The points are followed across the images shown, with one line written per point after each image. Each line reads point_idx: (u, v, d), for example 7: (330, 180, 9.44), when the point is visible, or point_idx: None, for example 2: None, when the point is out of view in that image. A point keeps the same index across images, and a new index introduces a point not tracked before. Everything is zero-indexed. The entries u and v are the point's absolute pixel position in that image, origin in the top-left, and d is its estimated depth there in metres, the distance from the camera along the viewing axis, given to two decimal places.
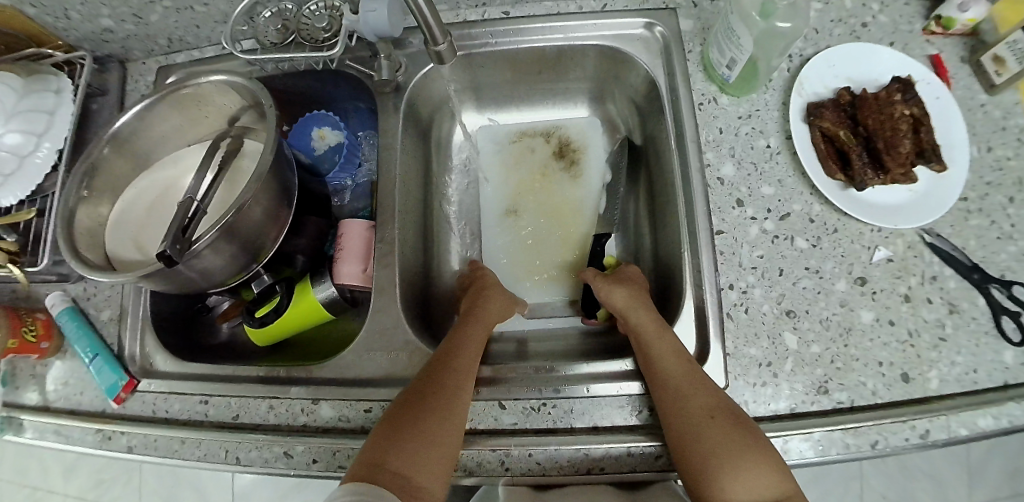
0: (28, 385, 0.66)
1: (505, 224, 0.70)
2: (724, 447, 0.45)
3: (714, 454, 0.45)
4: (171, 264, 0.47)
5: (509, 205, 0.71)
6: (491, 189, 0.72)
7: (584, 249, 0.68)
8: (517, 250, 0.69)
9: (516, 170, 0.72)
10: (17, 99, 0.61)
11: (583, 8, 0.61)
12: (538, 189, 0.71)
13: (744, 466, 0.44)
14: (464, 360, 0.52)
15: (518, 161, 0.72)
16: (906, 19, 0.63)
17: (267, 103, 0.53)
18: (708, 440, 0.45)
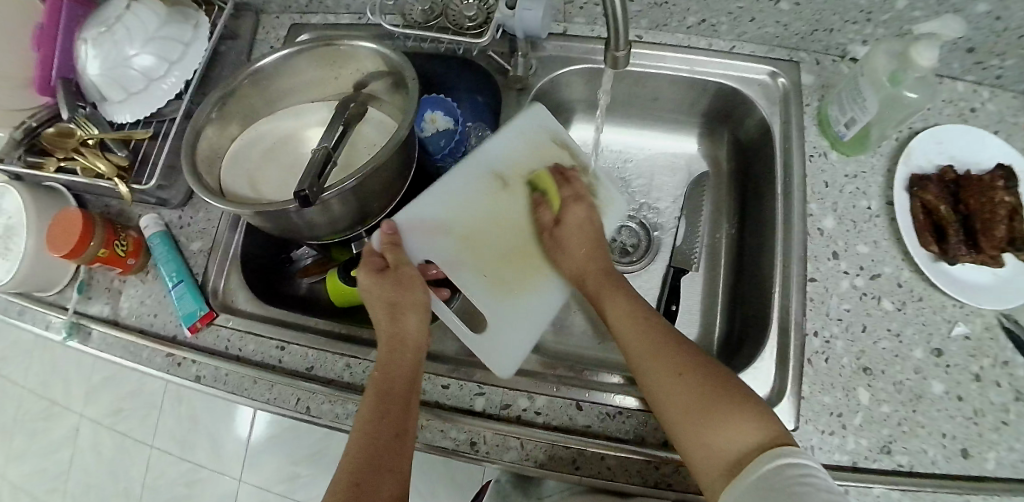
0: (101, 296, 0.67)
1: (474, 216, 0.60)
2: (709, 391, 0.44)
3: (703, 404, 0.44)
4: (306, 205, 0.49)
5: (491, 193, 0.62)
6: (484, 176, 0.62)
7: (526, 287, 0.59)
8: (462, 242, 0.60)
9: (528, 169, 0.63)
10: (158, 26, 0.63)
11: (712, 46, 0.65)
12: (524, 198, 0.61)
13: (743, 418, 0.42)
14: (396, 396, 0.49)
15: (534, 163, 0.62)
16: (1013, 112, 0.65)
17: (410, 75, 0.56)
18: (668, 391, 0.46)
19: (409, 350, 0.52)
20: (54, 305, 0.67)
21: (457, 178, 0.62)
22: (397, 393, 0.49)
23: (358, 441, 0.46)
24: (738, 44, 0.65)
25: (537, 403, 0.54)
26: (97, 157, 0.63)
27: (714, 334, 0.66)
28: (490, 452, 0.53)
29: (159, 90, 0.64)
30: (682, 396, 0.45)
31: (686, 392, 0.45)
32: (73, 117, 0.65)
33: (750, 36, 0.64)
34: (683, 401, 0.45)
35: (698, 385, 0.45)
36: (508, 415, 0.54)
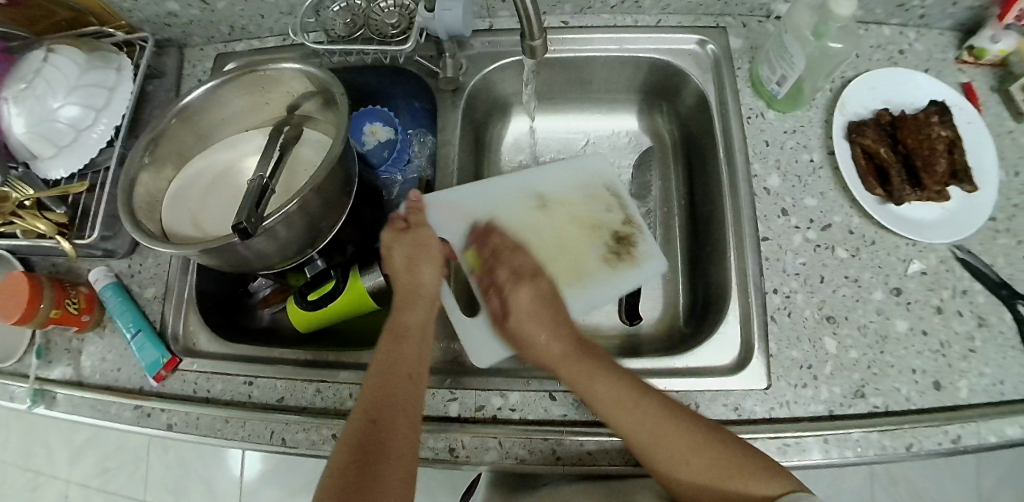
0: (61, 358, 0.65)
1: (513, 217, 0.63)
2: (719, 467, 0.45)
3: (675, 450, 0.46)
4: (247, 237, 0.48)
5: (531, 209, 0.64)
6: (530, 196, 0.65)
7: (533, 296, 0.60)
8: (480, 237, 0.62)
9: (577, 202, 0.64)
10: (79, 73, 0.62)
11: (639, 22, 0.65)
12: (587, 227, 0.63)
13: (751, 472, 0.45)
14: (409, 349, 0.50)
15: (582, 198, 0.64)
16: (940, 49, 0.67)
17: (338, 91, 0.55)
18: (670, 465, 0.47)
19: (420, 304, 0.53)
20: (15, 374, 0.65)
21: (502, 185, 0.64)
22: (413, 346, 0.50)
23: (373, 389, 0.47)
24: (663, 18, 0.65)
25: (511, 399, 0.54)
26: (37, 218, 0.61)
27: (681, 304, 0.67)
28: (471, 455, 0.52)
29: (89, 141, 0.62)
30: (695, 464, 0.46)
31: (708, 470, 0.46)
32: (7, 179, 0.61)
33: (675, 8, 0.64)
34: (703, 466, 0.46)
35: (712, 457, 0.45)
36: (483, 416, 0.54)
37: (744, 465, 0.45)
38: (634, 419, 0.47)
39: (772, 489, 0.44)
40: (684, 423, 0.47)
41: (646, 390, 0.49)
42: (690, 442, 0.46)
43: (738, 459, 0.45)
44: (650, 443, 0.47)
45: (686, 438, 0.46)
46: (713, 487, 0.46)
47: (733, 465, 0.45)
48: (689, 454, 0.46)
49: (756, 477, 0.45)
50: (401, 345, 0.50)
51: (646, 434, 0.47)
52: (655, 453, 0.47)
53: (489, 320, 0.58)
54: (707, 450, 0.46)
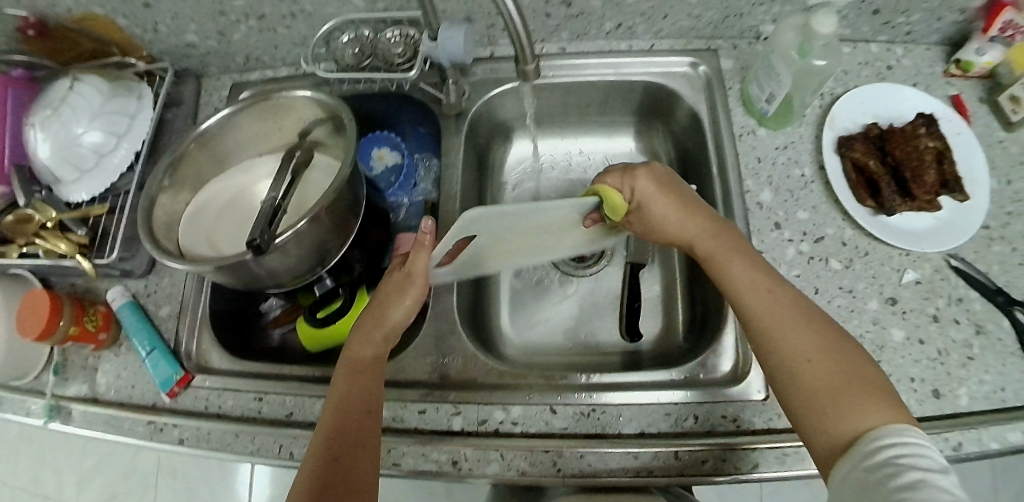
0: (77, 375, 0.67)
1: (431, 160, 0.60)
2: (842, 387, 0.41)
3: (811, 347, 0.43)
4: (260, 253, 0.51)
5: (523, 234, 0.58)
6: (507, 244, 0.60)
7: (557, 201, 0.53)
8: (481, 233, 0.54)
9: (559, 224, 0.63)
10: (102, 101, 0.65)
11: (633, 47, 0.68)
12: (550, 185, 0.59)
13: (862, 401, 0.40)
14: (363, 376, 0.51)
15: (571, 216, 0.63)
16: (927, 64, 0.69)
17: (346, 117, 0.58)
18: (785, 330, 0.45)
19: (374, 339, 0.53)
20: (31, 391, 0.67)
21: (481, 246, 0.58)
22: (369, 375, 0.51)
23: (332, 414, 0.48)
24: (656, 42, 0.68)
25: (513, 413, 0.56)
26: (58, 238, 0.64)
27: (680, 317, 0.68)
28: (473, 467, 0.53)
29: (110, 164, 0.66)
30: (817, 363, 0.43)
31: (830, 377, 0.42)
32: (30, 200, 0.64)
33: (668, 32, 0.67)
34: (819, 371, 0.42)
35: (837, 366, 0.42)
36: (486, 429, 0.55)
37: (867, 395, 0.40)
38: (765, 300, 0.47)
39: (870, 422, 0.39)
40: (818, 327, 0.45)
41: (783, 283, 0.49)
42: (819, 339, 0.44)
43: (865, 381, 0.41)
44: (782, 316, 0.46)
45: (819, 332, 0.44)
46: (807, 404, 0.42)
47: (862, 391, 0.41)
48: (815, 358, 0.43)
49: (864, 403, 0.40)
50: (356, 374, 0.51)
51: (774, 317, 0.46)
52: (778, 327, 0.45)
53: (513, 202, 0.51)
54: (837, 363, 0.42)
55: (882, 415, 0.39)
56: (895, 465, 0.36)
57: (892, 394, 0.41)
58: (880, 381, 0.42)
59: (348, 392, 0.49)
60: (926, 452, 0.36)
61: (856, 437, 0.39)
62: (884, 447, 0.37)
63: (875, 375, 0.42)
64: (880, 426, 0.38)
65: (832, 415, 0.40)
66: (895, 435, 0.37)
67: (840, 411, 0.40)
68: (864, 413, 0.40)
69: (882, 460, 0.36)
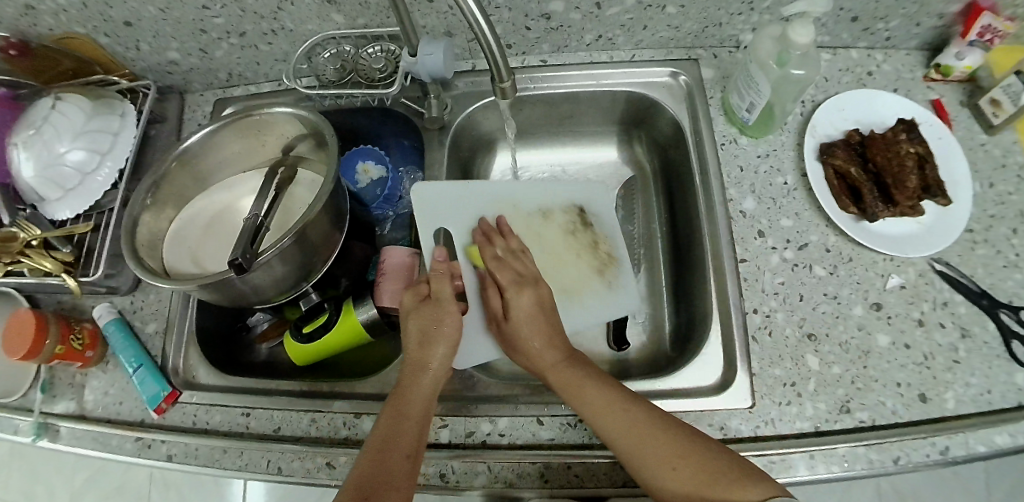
0: (65, 393, 0.67)
1: (420, 207, 0.63)
2: (711, 480, 0.44)
3: (638, 440, 0.47)
4: (241, 272, 0.51)
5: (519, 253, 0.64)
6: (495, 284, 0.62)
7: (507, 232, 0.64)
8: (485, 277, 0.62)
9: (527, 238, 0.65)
10: (85, 121, 0.65)
11: (614, 58, 0.68)
12: (534, 210, 0.66)
13: (729, 482, 0.43)
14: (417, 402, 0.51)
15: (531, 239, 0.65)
16: (907, 68, 0.69)
17: (329, 133, 0.59)
18: (642, 466, 0.46)
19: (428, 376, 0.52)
20: (18, 408, 0.67)
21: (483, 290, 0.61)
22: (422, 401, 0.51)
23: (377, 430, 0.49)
24: (637, 52, 0.68)
25: (500, 425, 0.55)
26: (43, 257, 0.63)
27: (668, 323, 0.68)
28: (460, 480, 0.53)
29: (95, 183, 0.66)
30: (675, 473, 0.45)
31: (684, 480, 0.45)
32: (14, 219, 0.64)
33: (648, 43, 0.67)
34: (681, 476, 0.45)
35: (692, 468, 0.45)
36: (473, 441, 0.55)
37: (732, 483, 0.43)
38: (607, 394, 0.50)
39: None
40: (664, 434, 0.47)
41: (636, 398, 0.50)
42: (665, 448, 0.46)
43: (721, 475, 0.44)
44: (642, 432, 0.47)
45: (653, 425, 0.48)
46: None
47: (704, 469, 0.45)
48: (673, 463, 0.45)
49: (732, 487, 0.43)
50: (408, 400, 0.51)
51: (620, 429, 0.48)
52: (636, 450, 0.47)
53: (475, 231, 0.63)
54: (700, 467, 0.45)
55: (750, 493, 0.42)
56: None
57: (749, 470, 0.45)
58: (737, 465, 0.45)
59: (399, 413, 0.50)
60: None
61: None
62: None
63: (730, 462, 0.45)
64: (765, 500, 0.42)
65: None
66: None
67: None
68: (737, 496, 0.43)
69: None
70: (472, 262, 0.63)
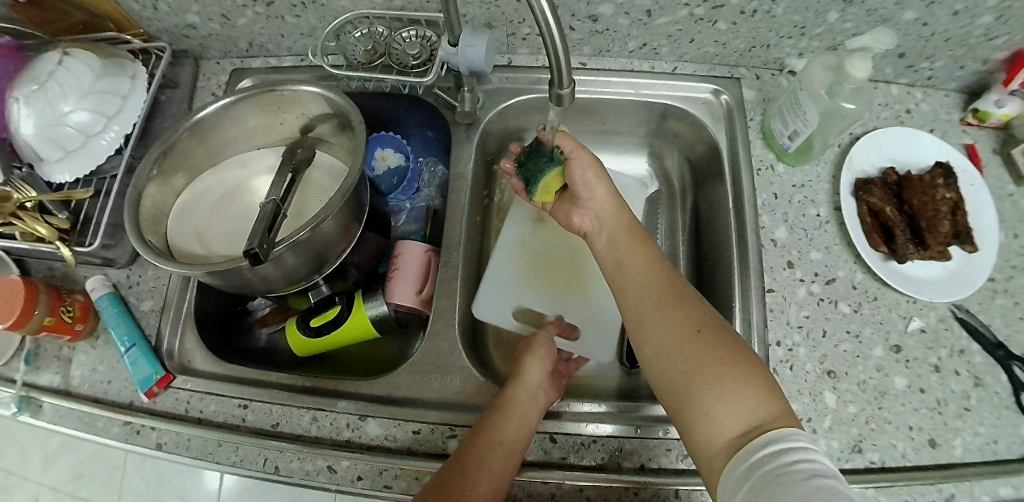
0: (50, 366, 0.63)
1: (487, 309, 0.64)
2: (710, 365, 0.42)
3: (665, 301, 0.47)
4: (256, 262, 0.47)
5: (554, 277, 0.67)
6: (580, 295, 0.67)
7: (539, 264, 0.68)
8: (567, 292, 0.67)
9: (546, 250, 0.69)
10: (92, 80, 0.61)
11: (655, 68, 0.67)
12: (529, 226, 0.70)
13: (726, 380, 0.41)
14: (514, 425, 0.50)
15: (550, 249, 0.69)
16: (944, 109, 0.68)
17: (356, 118, 0.55)
18: (655, 350, 0.45)
19: (522, 389, 0.53)
20: None
21: (576, 306, 0.66)
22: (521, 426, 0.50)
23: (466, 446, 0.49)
24: (679, 65, 0.67)
25: None
26: (36, 221, 0.59)
27: None
28: None
29: (98, 147, 0.61)
30: (697, 342, 0.44)
31: (692, 358, 0.43)
32: (9, 179, 0.60)
33: (691, 56, 0.66)
34: (683, 357, 0.43)
35: (717, 340, 0.43)
36: None
37: (736, 371, 0.42)
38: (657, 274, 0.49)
39: (739, 408, 0.40)
40: (703, 343, 0.43)
41: (693, 301, 0.47)
42: (703, 353, 0.43)
43: (732, 363, 0.42)
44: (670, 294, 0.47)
45: (695, 344, 0.43)
46: (685, 382, 0.43)
47: (718, 357, 0.42)
48: (693, 335, 0.44)
49: (728, 387, 0.41)
50: (503, 416, 0.51)
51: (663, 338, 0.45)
52: (653, 345, 0.46)
53: (513, 279, 0.67)
54: (717, 345, 0.43)
55: (747, 400, 0.40)
56: (790, 469, 0.35)
57: (767, 376, 0.42)
58: (753, 361, 0.43)
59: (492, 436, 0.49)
60: (804, 454, 0.36)
61: (743, 428, 0.39)
62: (769, 444, 0.37)
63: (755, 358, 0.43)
64: (766, 418, 0.39)
65: (694, 401, 0.42)
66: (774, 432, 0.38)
67: (699, 398, 0.42)
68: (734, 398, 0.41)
69: (775, 465, 0.36)
70: (545, 299, 0.66)
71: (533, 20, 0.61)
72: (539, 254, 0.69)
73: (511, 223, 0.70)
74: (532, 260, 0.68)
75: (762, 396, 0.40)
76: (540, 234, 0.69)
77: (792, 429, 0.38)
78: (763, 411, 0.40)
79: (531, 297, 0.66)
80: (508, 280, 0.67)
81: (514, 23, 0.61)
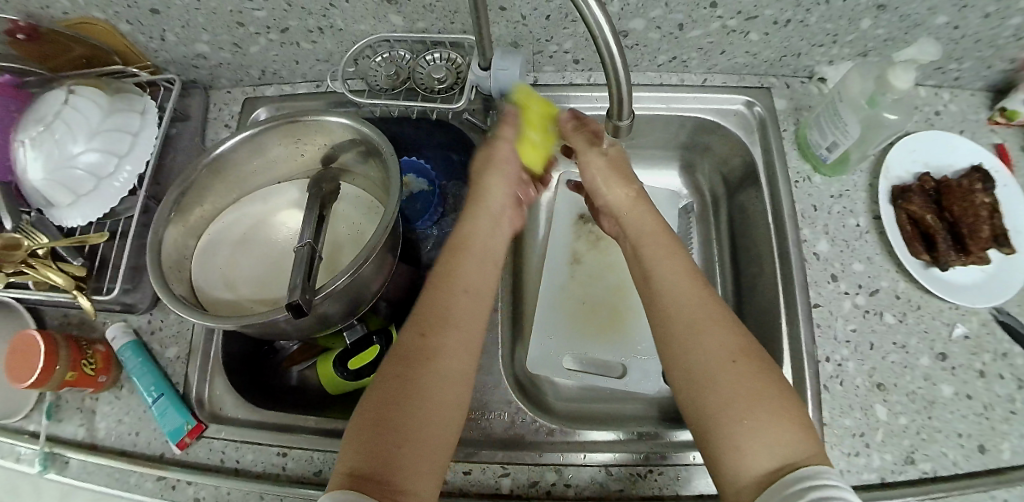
0: (73, 419, 0.61)
1: (540, 364, 0.63)
2: (746, 398, 0.41)
3: (697, 322, 0.46)
4: (299, 315, 0.45)
5: (597, 317, 0.66)
6: (625, 332, 0.65)
7: (581, 305, 0.67)
8: (612, 329, 0.66)
9: (584, 290, 0.68)
10: (101, 118, 0.58)
11: (683, 80, 0.65)
12: (565, 268, 0.69)
13: (761, 413, 0.41)
14: (459, 316, 0.47)
15: (588, 288, 0.68)
16: (972, 110, 0.68)
17: (388, 152, 0.53)
18: (690, 371, 0.44)
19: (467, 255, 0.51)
20: (21, 434, 0.60)
21: (624, 345, 0.65)
22: (451, 370, 0.44)
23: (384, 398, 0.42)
24: (709, 77, 0.66)
25: (565, 474, 0.53)
26: (49, 268, 0.56)
27: None
28: None
29: (109, 189, 0.58)
30: (732, 370, 0.43)
31: (733, 387, 0.42)
32: (18, 224, 0.58)
33: (721, 67, 0.65)
34: (727, 385, 0.42)
35: (753, 370, 0.43)
36: (537, 491, 0.52)
37: (772, 407, 0.41)
38: (687, 287, 0.48)
39: (773, 444, 0.39)
40: (741, 372, 0.43)
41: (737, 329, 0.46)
42: (745, 385, 0.42)
43: (770, 397, 0.41)
44: (702, 314, 0.46)
45: (737, 374, 0.42)
46: (718, 413, 0.41)
47: (757, 390, 0.42)
48: (728, 362, 0.43)
49: (766, 420, 0.40)
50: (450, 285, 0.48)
51: (700, 364, 0.44)
52: (689, 364, 0.44)
53: (556, 325, 0.66)
54: (757, 376, 0.43)
55: (783, 434, 0.40)
56: None
57: (798, 409, 0.42)
58: (791, 400, 0.42)
59: (417, 372, 0.43)
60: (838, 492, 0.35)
61: (776, 466, 0.38)
62: (802, 479, 0.37)
63: (787, 390, 0.43)
64: (799, 456, 0.39)
65: (726, 434, 0.41)
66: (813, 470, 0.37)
67: (733, 431, 0.40)
68: (770, 432, 0.40)
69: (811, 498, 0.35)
70: (591, 340, 0.65)
71: (561, 38, 0.59)
72: (578, 295, 0.68)
73: (547, 268, 0.69)
74: (571, 302, 0.67)
75: (798, 434, 0.40)
76: (577, 277, 0.69)
77: (823, 466, 0.38)
78: (798, 448, 0.39)
79: (576, 342, 0.65)
80: (552, 328, 0.65)
81: (541, 41, 0.60)
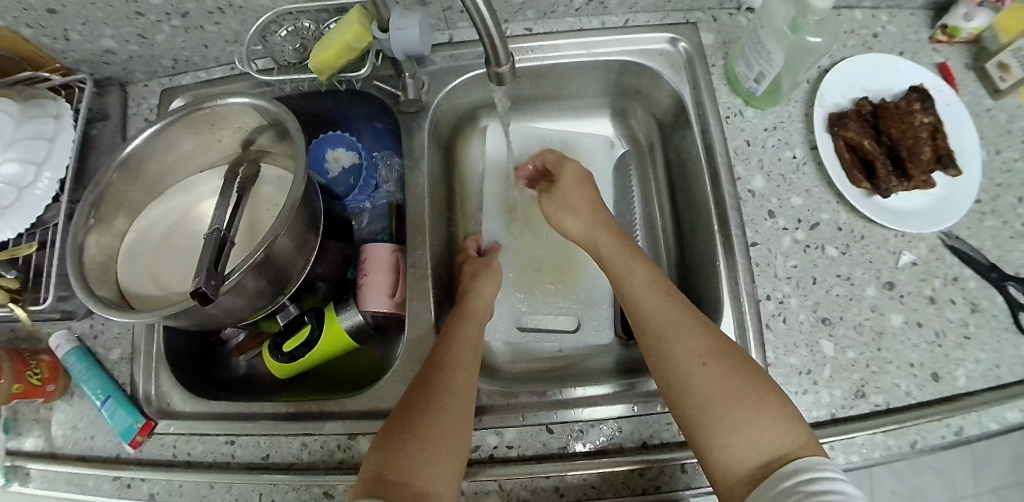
0: (30, 429, 0.61)
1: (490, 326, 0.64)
2: (721, 400, 0.43)
3: (667, 333, 0.48)
4: (208, 302, 0.45)
5: (546, 272, 0.68)
6: (573, 285, 0.67)
7: (528, 264, 0.68)
8: (559, 284, 0.67)
9: (529, 248, 0.69)
10: (13, 127, 0.57)
11: (606, 24, 0.63)
12: (509, 227, 0.69)
13: (742, 411, 0.42)
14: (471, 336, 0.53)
15: (532, 245, 0.69)
16: (912, 30, 0.65)
17: (294, 126, 0.51)
18: (671, 378, 0.46)
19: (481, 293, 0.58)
20: None
21: (572, 298, 0.66)
22: (466, 389, 0.48)
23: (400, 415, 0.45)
24: (631, 17, 0.63)
25: (508, 436, 0.52)
26: None
27: None
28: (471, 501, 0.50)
29: (34, 197, 0.57)
30: (707, 373, 0.44)
31: (711, 387, 0.43)
32: None
33: (642, 6, 0.62)
34: (703, 387, 0.44)
35: (726, 368, 0.44)
36: (480, 456, 0.52)
37: (754, 404, 0.42)
38: (654, 303, 0.50)
39: (758, 439, 0.41)
40: (717, 370, 0.44)
41: (705, 331, 0.47)
42: (723, 383, 0.43)
43: (749, 392, 0.43)
44: (674, 325, 0.48)
45: (715, 377, 0.44)
46: (699, 415, 0.43)
47: (734, 388, 0.43)
48: (699, 369, 0.45)
49: (748, 417, 0.41)
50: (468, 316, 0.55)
51: (677, 371, 0.46)
52: (666, 372, 0.46)
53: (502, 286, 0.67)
54: (729, 375, 0.44)
55: (767, 428, 0.41)
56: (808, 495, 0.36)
57: (781, 401, 0.43)
58: (772, 391, 0.43)
59: (445, 383, 0.47)
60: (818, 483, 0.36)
61: (764, 460, 0.40)
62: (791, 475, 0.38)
63: (770, 386, 0.43)
64: (786, 448, 0.40)
65: (709, 436, 0.42)
66: (798, 462, 0.38)
67: (717, 432, 0.42)
68: (757, 427, 0.41)
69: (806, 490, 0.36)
70: (538, 297, 0.66)
71: None
72: (524, 253, 0.68)
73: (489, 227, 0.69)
74: (517, 263, 0.68)
75: (786, 426, 0.41)
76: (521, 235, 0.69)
77: (818, 456, 0.39)
78: (783, 438, 0.40)
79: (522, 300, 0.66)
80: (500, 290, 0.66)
81: None
